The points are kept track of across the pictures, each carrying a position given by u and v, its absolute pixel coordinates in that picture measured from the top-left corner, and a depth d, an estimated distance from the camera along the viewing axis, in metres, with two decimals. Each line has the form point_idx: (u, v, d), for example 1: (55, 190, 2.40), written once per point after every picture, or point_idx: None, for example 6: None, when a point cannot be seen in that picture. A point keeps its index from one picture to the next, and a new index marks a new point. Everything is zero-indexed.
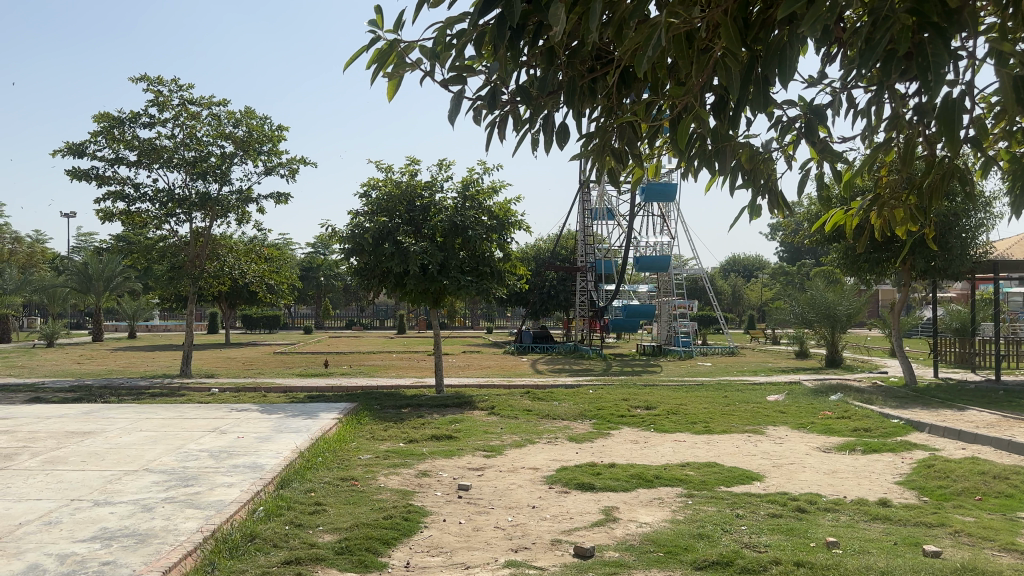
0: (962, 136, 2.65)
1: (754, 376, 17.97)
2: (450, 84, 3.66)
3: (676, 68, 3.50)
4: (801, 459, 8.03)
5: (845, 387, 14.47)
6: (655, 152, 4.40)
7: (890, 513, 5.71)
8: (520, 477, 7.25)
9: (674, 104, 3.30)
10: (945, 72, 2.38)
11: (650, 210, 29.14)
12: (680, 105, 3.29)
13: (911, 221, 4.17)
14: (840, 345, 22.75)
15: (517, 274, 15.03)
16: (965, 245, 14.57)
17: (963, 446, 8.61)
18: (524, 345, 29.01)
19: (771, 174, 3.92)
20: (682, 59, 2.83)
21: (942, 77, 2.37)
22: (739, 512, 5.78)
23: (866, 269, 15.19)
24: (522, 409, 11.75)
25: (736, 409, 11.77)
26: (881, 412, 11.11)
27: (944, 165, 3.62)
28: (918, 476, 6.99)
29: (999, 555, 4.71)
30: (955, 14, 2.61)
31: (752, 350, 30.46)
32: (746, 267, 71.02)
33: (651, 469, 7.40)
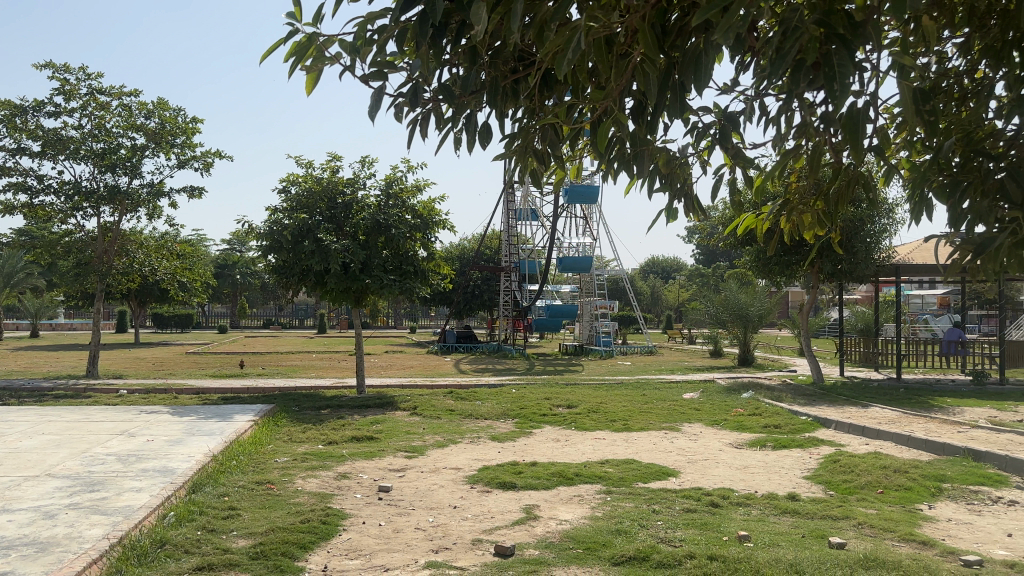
0: (864, 146, 2.68)
1: (671, 375, 18.37)
2: (371, 80, 3.56)
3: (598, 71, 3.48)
4: (715, 455, 8.24)
5: (756, 385, 14.92)
6: (575, 154, 4.37)
7: (798, 507, 5.91)
8: (441, 477, 7.21)
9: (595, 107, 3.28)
10: (850, 82, 2.41)
11: (573, 211, 29.46)
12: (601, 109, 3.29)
13: (819, 226, 4.23)
14: (753, 346, 23.38)
15: (441, 273, 14.94)
16: (870, 249, 15.25)
17: (866, 442, 8.99)
18: (447, 345, 28.88)
19: (687, 178, 3.94)
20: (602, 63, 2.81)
21: (849, 87, 2.40)
22: (656, 508, 5.90)
23: (777, 272, 15.73)
24: (444, 409, 11.69)
25: (654, 407, 12.02)
26: (790, 409, 11.53)
27: (849, 172, 3.71)
28: (824, 470, 7.27)
29: (898, 546, 4.93)
30: (859, 27, 2.65)
31: (670, 349, 31.14)
32: (665, 269, 72.63)
33: (571, 467, 7.48)
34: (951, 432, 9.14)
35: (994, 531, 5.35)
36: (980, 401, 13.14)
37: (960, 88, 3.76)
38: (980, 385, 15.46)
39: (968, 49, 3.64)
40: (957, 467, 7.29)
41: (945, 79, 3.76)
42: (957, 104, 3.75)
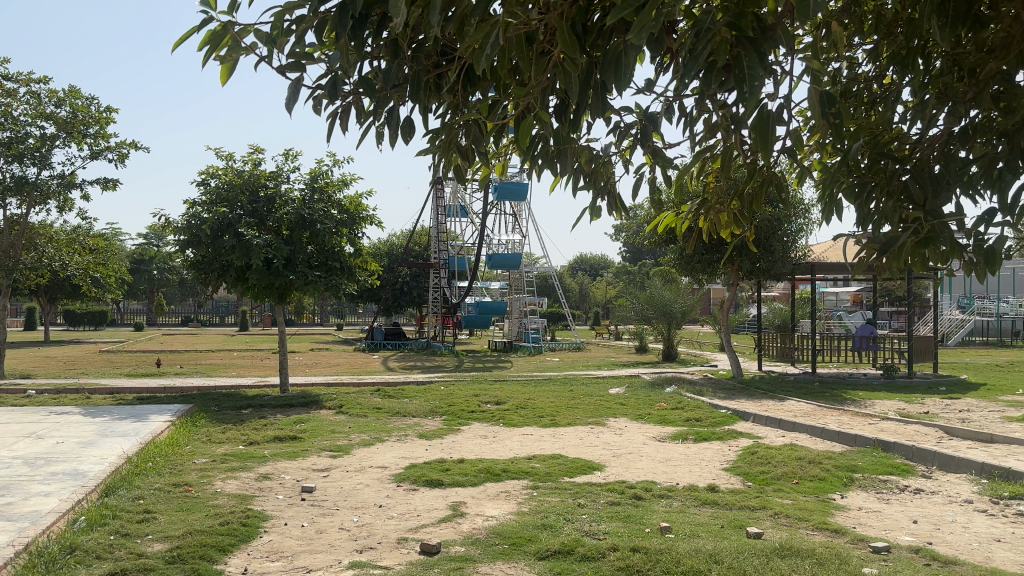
0: (776, 148, 2.73)
1: (598, 370, 18.63)
2: (289, 72, 3.47)
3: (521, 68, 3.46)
4: (639, 449, 8.39)
5: (679, 380, 15.25)
6: (501, 151, 4.35)
7: (718, 498, 6.07)
8: (366, 476, 7.13)
9: (516, 104, 3.26)
10: (759, 84, 2.41)
11: (502, 208, 29.52)
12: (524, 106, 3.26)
13: (735, 225, 4.32)
14: (676, 341, 23.91)
15: (368, 270, 14.77)
16: (786, 248, 15.77)
17: (783, 434, 9.30)
18: (375, 343, 28.56)
19: (610, 176, 3.96)
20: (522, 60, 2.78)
21: (758, 89, 2.39)
22: (581, 502, 5.96)
23: (699, 270, 16.11)
24: (370, 407, 11.56)
25: (580, 403, 12.16)
26: (711, 402, 11.84)
27: (764, 173, 3.80)
28: (743, 462, 7.48)
29: (812, 535, 5.11)
30: (770, 30, 2.66)
31: (597, 345, 31.56)
32: (592, 267, 73.57)
33: (498, 463, 7.49)
34: (862, 423, 9.54)
35: (901, 519, 5.59)
36: (890, 393, 13.76)
37: (870, 93, 3.90)
38: (890, 379, 16.19)
39: (878, 56, 3.78)
40: (867, 458, 7.60)
41: (855, 85, 3.90)
42: (866, 109, 3.88)
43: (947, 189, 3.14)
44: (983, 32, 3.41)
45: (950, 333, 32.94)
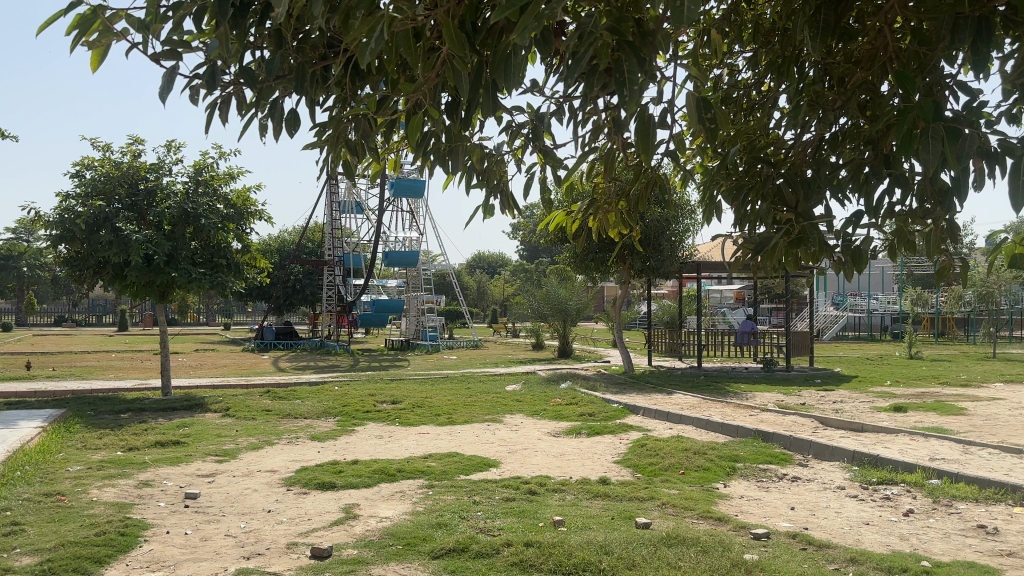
0: (658, 153, 2.74)
1: (494, 368, 18.73)
2: (164, 60, 3.28)
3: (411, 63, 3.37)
4: (533, 444, 8.50)
5: (573, 376, 15.55)
6: (393, 147, 4.24)
7: (609, 490, 6.22)
8: (255, 481, 6.92)
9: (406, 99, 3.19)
10: (642, 91, 2.30)
11: (398, 205, 29.22)
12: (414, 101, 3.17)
13: (623, 225, 4.39)
14: (571, 338, 24.33)
15: (257, 267, 14.34)
16: (674, 247, 16.31)
17: (671, 426, 9.62)
18: (265, 343, 27.74)
19: (502, 174, 3.93)
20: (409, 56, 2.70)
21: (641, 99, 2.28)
22: (476, 499, 5.98)
23: (592, 268, 16.46)
24: (259, 409, 11.22)
25: (476, 400, 12.22)
26: (604, 397, 12.12)
27: (650, 174, 3.87)
28: (632, 455, 7.69)
29: (697, 523, 5.31)
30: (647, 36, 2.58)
31: (494, 342, 31.73)
32: (490, 265, 73.94)
33: (393, 463, 7.42)
34: (744, 415, 9.99)
35: (780, 506, 5.88)
36: (769, 386, 14.46)
37: (749, 99, 4.07)
38: (770, 372, 17.02)
39: (757, 63, 3.95)
40: (748, 448, 7.96)
41: (735, 91, 4.06)
42: (745, 114, 4.03)
43: (818, 192, 3.31)
44: (850, 44, 3.62)
45: (825, 328, 34.93)
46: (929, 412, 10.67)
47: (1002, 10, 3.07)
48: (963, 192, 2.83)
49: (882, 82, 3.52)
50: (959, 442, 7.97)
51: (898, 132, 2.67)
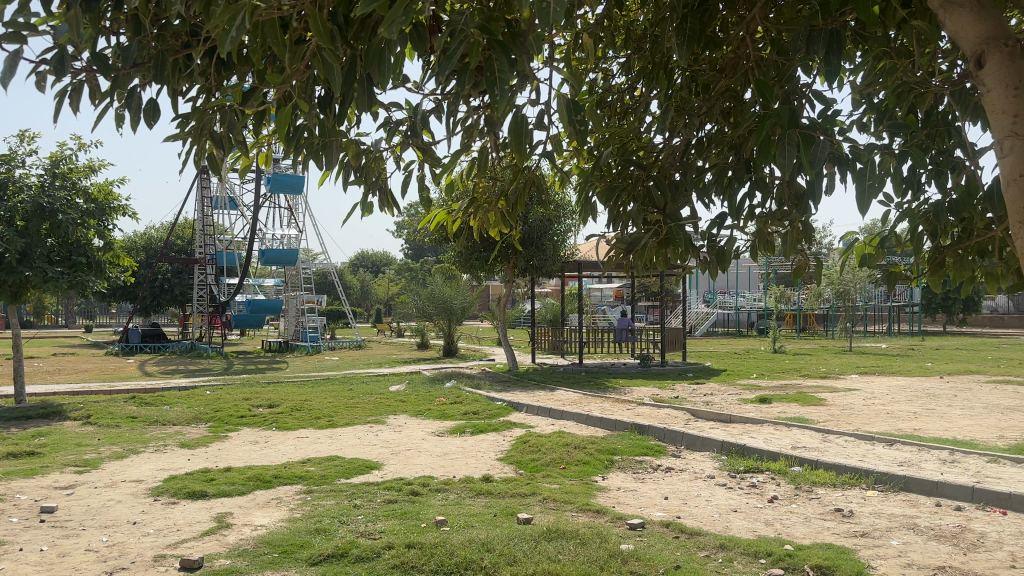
0: (531, 153, 2.74)
1: (377, 368, 18.47)
2: (6, 42, 3.04)
3: (280, 55, 3.24)
4: (416, 445, 8.45)
5: (457, 375, 15.62)
6: (266, 139, 4.07)
7: (491, 488, 6.26)
8: (119, 492, 6.54)
9: (275, 92, 3.07)
10: (510, 89, 2.24)
11: (275, 201, 28.32)
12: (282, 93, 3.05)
13: (502, 223, 4.40)
14: (455, 338, 24.40)
15: (121, 265, 13.58)
16: (556, 247, 16.61)
17: (553, 422, 9.79)
18: (131, 346, 26.30)
19: (381, 171, 3.84)
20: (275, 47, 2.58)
21: (509, 97, 2.22)
22: (356, 502, 5.88)
23: (476, 266, 16.53)
24: (124, 417, 10.61)
25: (358, 401, 12.03)
26: (488, 395, 12.20)
27: (527, 174, 3.88)
28: (515, 452, 7.77)
29: (577, 516, 5.42)
30: (521, 36, 2.53)
31: (377, 342, 31.32)
32: (373, 263, 72.99)
33: (269, 469, 7.20)
34: (623, 409, 10.30)
35: (655, 496, 6.09)
36: (646, 381, 14.95)
37: (623, 103, 4.19)
38: (646, 367, 17.62)
39: (630, 69, 4.07)
40: (626, 441, 8.20)
41: (609, 95, 4.17)
42: (619, 117, 4.15)
43: (685, 195, 3.45)
44: (716, 53, 3.79)
45: (697, 325, 36.54)
46: (792, 403, 11.34)
47: (851, 24, 3.28)
48: (816, 196, 3.00)
49: (745, 90, 3.69)
50: (818, 430, 8.50)
51: (758, 138, 2.80)
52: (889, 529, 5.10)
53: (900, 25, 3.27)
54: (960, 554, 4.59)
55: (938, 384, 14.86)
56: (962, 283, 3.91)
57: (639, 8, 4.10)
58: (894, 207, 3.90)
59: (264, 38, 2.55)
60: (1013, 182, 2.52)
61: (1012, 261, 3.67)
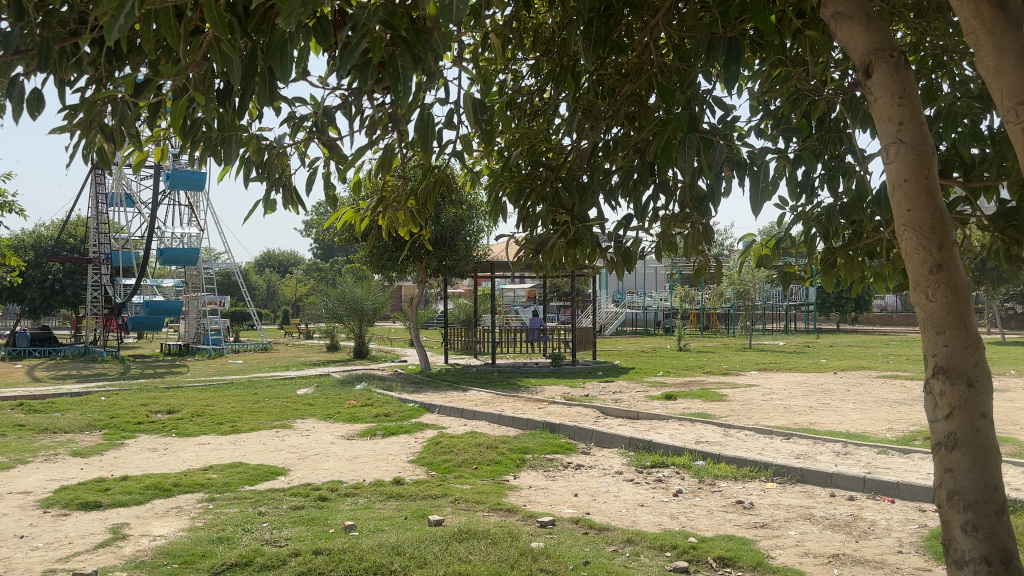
0: (436, 151, 2.71)
1: (284, 371, 18.03)
2: None
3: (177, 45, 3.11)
4: (324, 449, 8.29)
5: (368, 377, 15.41)
6: (161, 133, 3.89)
7: (402, 491, 6.19)
8: (4, 505, 6.16)
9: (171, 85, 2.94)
10: (414, 86, 2.20)
11: (176, 199, 27.28)
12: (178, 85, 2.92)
13: (412, 222, 4.35)
14: (366, 338, 24.01)
15: (6, 264, 12.80)
16: (469, 247, 16.61)
17: (465, 422, 9.78)
18: (18, 351, 24.85)
19: (285, 168, 3.72)
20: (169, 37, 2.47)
21: (412, 94, 2.18)
22: (262, 509, 5.73)
23: (387, 266, 16.36)
24: (9, 425, 10.01)
25: (264, 405, 11.71)
26: (399, 397, 12.09)
27: (436, 173, 3.84)
28: (427, 453, 7.73)
29: (488, 516, 5.43)
30: (426, 33, 2.50)
31: (285, 344, 30.57)
32: (281, 263, 71.26)
33: (169, 477, 6.92)
34: (534, 408, 10.38)
35: (565, 493, 6.17)
36: (557, 379, 15.11)
37: (532, 105, 4.21)
38: (558, 366, 17.81)
39: (538, 71, 4.10)
40: (538, 439, 8.27)
41: (519, 96, 4.19)
42: (529, 119, 4.18)
43: (592, 196, 3.49)
44: (621, 57, 3.85)
45: (606, 324, 37.18)
46: (697, 399, 11.68)
47: (749, 33, 3.39)
48: (716, 199, 3.09)
49: (650, 95, 3.77)
50: (721, 425, 8.78)
51: (660, 141, 2.87)
52: (787, 520, 5.31)
53: (794, 34, 3.41)
54: (852, 541, 4.83)
55: (832, 379, 15.58)
56: (853, 282, 4.12)
57: (548, 11, 4.13)
58: (789, 210, 4.05)
59: (157, 27, 2.45)
60: (897, 186, 2.66)
61: (898, 262, 3.89)
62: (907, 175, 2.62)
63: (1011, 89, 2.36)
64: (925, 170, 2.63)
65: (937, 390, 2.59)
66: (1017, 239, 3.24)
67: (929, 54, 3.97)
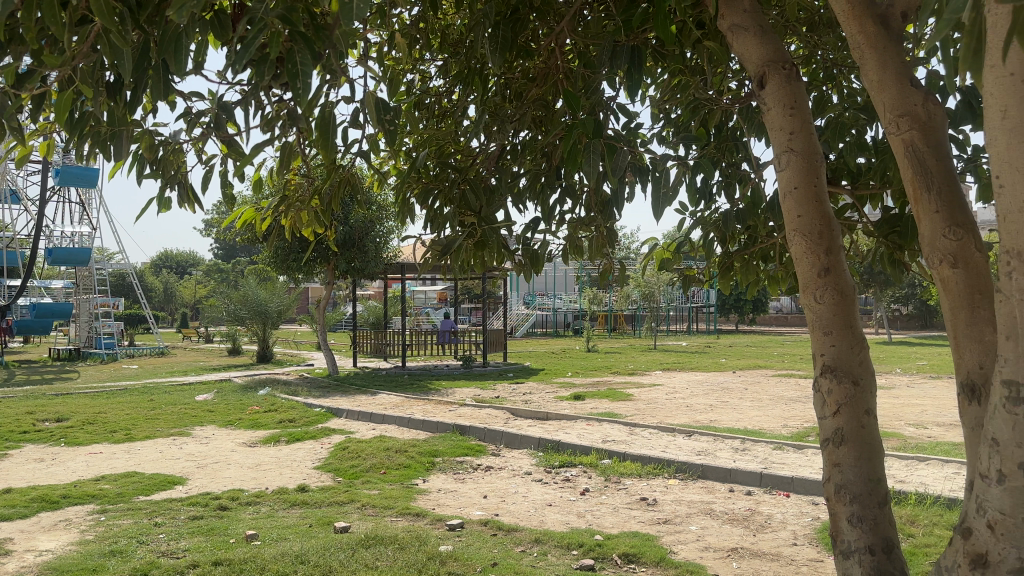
0: (337, 151, 2.65)
1: (183, 376, 17.36)
2: None
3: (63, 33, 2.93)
4: (226, 456, 8.03)
5: (272, 381, 15.01)
6: (45, 126, 3.65)
7: (307, 498, 6.07)
8: None
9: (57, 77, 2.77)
10: (312, 83, 2.15)
11: (66, 196, 25.92)
12: (65, 77, 2.75)
13: (316, 222, 4.25)
14: (269, 341, 23.33)
15: None
16: (379, 248, 16.41)
17: (373, 426, 9.66)
18: None
19: (182, 166, 3.56)
20: (53, 25, 2.33)
21: (311, 91, 2.13)
22: (158, 520, 5.50)
23: (293, 268, 15.99)
24: None
25: (162, 412, 11.26)
26: (304, 402, 11.84)
27: (340, 173, 3.75)
28: (333, 458, 7.59)
29: (396, 521, 5.37)
30: (327, 30, 2.43)
31: (183, 348, 29.43)
32: (180, 264, 68.69)
33: (58, 488, 6.56)
34: (444, 411, 10.35)
35: (473, 495, 6.17)
36: (467, 382, 15.10)
37: (440, 106, 4.19)
38: (468, 367, 17.81)
39: (446, 73, 4.09)
40: (447, 442, 8.24)
41: (427, 97, 4.16)
42: (437, 119, 4.16)
43: (500, 199, 3.50)
44: (528, 62, 3.88)
45: (517, 325, 37.42)
46: (604, 399, 11.89)
47: (651, 42, 3.47)
48: (619, 203, 3.15)
49: (557, 99, 3.81)
50: (627, 424, 8.97)
51: (566, 145, 2.90)
52: (689, 515, 5.47)
53: (694, 44, 3.51)
54: (750, 535, 5.00)
55: (731, 378, 16.17)
56: (749, 285, 4.27)
57: (456, 13, 4.13)
58: (690, 215, 4.17)
59: (41, 15, 2.31)
60: (788, 194, 2.77)
61: (790, 266, 4.06)
62: (798, 183, 2.74)
63: (891, 103, 2.49)
64: (814, 178, 2.75)
65: (825, 389, 2.71)
66: (899, 244, 3.43)
67: (820, 67, 4.17)
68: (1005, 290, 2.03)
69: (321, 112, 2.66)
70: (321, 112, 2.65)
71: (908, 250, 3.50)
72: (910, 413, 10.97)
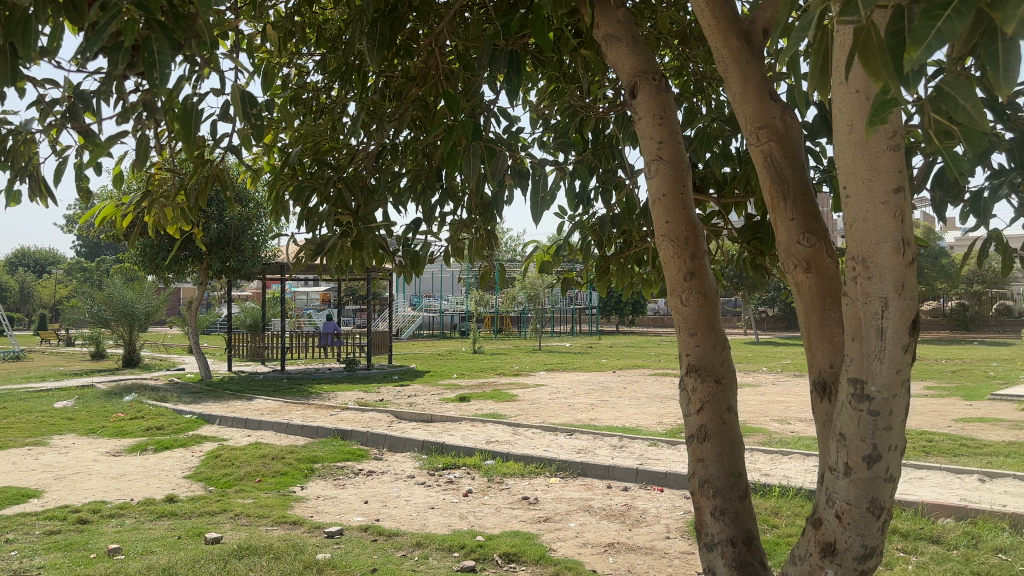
0: (200, 145, 2.54)
1: (39, 383, 16.25)
2: None
3: None
4: (87, 467, 7.58)
5: (138, 386, 14.28)
6: None
7: (176, 508, 5.81)
8: None
9: None
10: (170, 73, 2.05)
11: None
12: None
13: (182, 218, 4.07)
14: (136, 345, 22.19)
15: None
16: (256, 248, 15.91)
17: (249, 433, 9.36)
18: None
19: (33, 158, 3.31)
20: None
21: (167, 82, 2.03)
22: (9, 537, 5.13)
23: (162, 266, 15.28)
24: None
25: (14, 421, 10.51)
26: (174, 408, 11.33)
27: (209, 168, 3.60)
28: (205, 467, 7.30)
29: (271, 530, 5.22)
30: (188, 18, 2.33)
31: (41, 352, 27.54)
32: (41, 262, 64.35)
33: None
34: (324, 415, 10.15)
35: (354, 501, 6.07)
36: (349, 385, 14.86)
37: (318, 102, 4.10)
38: (351, 370, 17.54)
39: (324, 69, 4.01)
40: (327, 447, 8.09)
41: (304, 92, 4.07)
42: (314, 116, 4.07)
43: (378, 198, 3.46)
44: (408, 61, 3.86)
45: (402, 327, 37.08)
46: (486, 400, 11.96)
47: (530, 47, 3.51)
48: (498, 205, 3.17)
49: (438, 100, 3.80)
50: (509, 425, 9.06)
51: (445, 147, 2.88)
52: (569, 513, 5.57)
53: (571, 51, 3.58)
54: (626, 529, 5.15)
55: (611, 377, 16.62)
56: (624, 288, 4.38)
57: (334, 8, 4.06)
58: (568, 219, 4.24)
59: None
60: (656, 201, 2.86)
61: (662, 270, 4.20)
62: (665, 190, 2.84)
63: (751, 114, 2.61)
64: (680, 185, 2.86)
65: (690, 387, 2.81)
66: (761, 248, 3.61)
67: (691, 79, 4.34)
68: (850, 293, 2.15)
69: (184, 103, 2.55)
70: (185, 104, 2.54)
71: (769, 255, 3.71)
72: (774, 409, 11.58)
